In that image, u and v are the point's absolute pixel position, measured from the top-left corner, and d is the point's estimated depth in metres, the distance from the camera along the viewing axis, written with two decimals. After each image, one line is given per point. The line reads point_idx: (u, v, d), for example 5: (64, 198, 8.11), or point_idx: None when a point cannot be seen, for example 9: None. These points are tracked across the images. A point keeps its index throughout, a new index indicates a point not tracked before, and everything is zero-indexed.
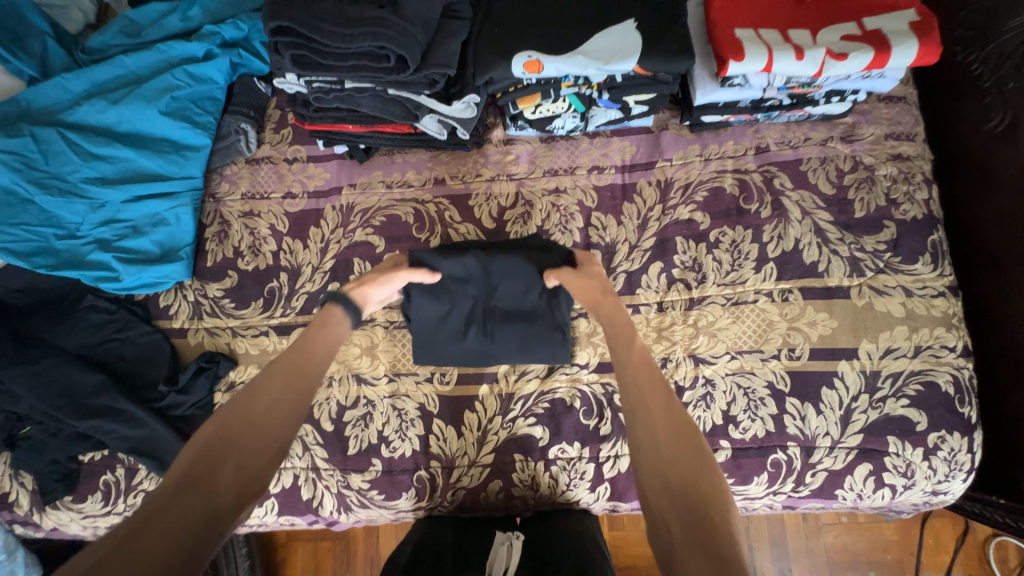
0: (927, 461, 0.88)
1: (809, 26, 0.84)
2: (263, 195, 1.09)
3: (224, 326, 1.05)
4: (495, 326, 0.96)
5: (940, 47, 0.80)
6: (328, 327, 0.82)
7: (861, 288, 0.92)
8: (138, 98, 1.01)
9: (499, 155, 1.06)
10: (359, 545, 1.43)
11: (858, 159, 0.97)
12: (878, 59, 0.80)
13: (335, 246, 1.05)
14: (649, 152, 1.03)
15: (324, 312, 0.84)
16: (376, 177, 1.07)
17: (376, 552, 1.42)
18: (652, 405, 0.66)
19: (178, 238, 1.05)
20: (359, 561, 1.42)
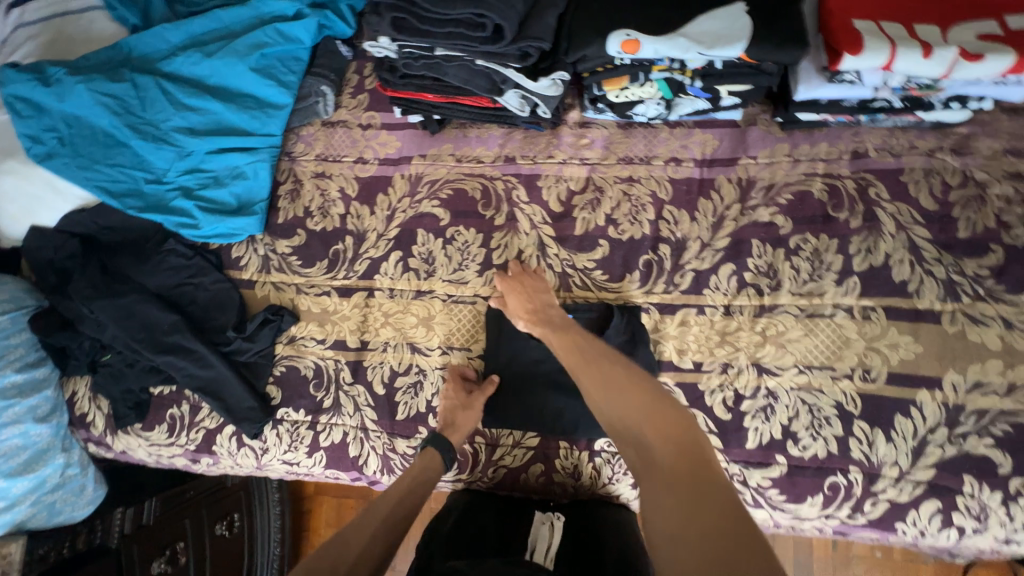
0: (1005, 508, 0.82)
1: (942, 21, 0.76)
2: (336, 158, 1.11)
3: (290, 283, 1.09)
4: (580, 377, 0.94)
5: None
6: (425, 471, 0.89)
7: (954, 314, 0.85)
8: (231, 52, 1.03)
9: (573, 138, 1.03)
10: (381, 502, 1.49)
11: (970, 175, 0.89)
12: (1018, 64, 0.72)
13: (401, 215, 1.07)
14: (732, 147, 0.98)
15: (422, 455, 0.90)
16: (446, 150, 1.07)
17: None
18: (588, 373, 0.78)
19: (254, 192, 1.09)
20: None
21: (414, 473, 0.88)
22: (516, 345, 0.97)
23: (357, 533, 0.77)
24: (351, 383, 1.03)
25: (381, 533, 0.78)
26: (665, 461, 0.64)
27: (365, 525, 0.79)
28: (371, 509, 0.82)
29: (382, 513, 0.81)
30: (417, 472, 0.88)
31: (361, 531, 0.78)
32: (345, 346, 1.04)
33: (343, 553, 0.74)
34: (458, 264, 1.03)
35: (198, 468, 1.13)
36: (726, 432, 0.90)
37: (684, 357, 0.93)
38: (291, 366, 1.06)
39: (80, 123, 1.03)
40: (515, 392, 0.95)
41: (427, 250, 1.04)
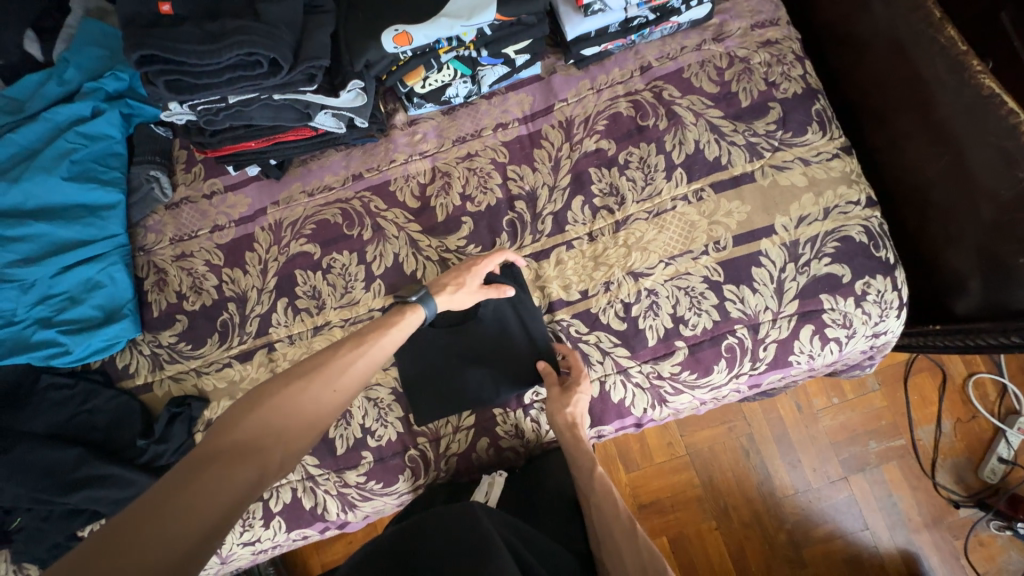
0: (861, 308, 0.95)
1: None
2: (190, 235, 1.10)
3: (187, 370, 1.06)
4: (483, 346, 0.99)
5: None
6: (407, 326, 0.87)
7: (763, 169, 0.98)
8: (37, 170, 1.00)
9: (407, 137, 1.08)
10: None
11: (733, 54, 1.03)
12: None
13: (274, 264, 1.06)
14: (545, 98, 1.07)
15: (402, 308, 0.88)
16: (296, 189, 1.09)
17: None
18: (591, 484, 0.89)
19: (118, 297, 1.05)
20: None
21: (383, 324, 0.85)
22: (420, 336, 1.00)
23: (275, 421, 0.72)
24: None
25: (304, 423, 0.74)
26: (614, 504, 0.85)
27: (288, 414, 0.73)
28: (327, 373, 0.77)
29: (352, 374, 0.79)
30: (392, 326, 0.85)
31: (280, 420, 0.72)
32: None
33: (292, 421, 0.73)
34: (344, 289, 1.04)
35: None
36: (629, 339, 0.97)
37: (570, 291, 1.00)
38: None
39: None
40: (433, 378, 0.99)
41: (311, 287, 1.05)
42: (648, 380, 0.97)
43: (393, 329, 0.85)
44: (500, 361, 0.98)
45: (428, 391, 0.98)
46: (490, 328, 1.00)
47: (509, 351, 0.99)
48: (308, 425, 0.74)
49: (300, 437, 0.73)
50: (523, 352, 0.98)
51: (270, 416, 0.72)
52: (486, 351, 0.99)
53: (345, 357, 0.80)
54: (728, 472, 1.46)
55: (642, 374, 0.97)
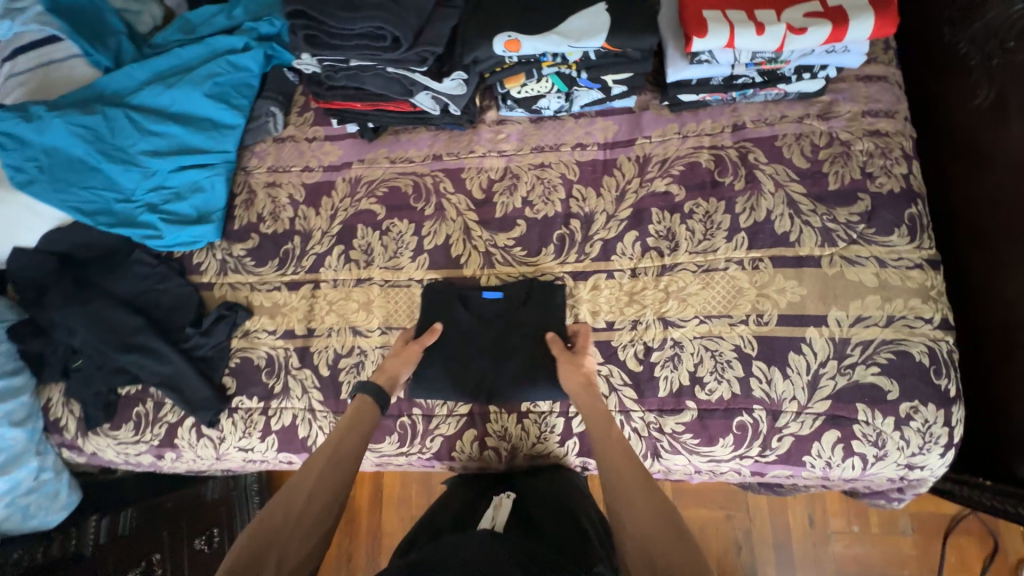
0: (899, 432, 0.88)
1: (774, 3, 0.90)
2: (285, 169, 1.23)
3: (244, 282, 1.18)
4: (512, 342, 1.01)
5: (894, 24, 0.86)
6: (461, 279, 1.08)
7: (832, 258, 0.94)
8: (188, 82, 1.18)
9: (491, 133, 1.15)
10: (361, 524, 1.47)
11: (834, 135, 0.99)
12: (836, 32, 0.86)
13: (343, 213, 1.17)
14: (630, 130, 1.09)
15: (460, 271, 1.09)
16: (381, 153, 1.19)
17: (379, 527, 1.46)
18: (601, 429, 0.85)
19: (212, 204, 1.21)
20: (361, 536, 1.46)
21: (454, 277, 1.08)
22: (450, 313, 1.05)
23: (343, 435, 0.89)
24: (299, 368, 1.10)
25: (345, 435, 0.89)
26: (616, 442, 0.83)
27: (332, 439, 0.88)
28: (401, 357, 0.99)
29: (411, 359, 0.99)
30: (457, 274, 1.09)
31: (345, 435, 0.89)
32: (293, 334, 1.12)
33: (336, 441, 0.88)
34: (394, 252, 1.12)
35: (164, 465, 1.17)
36: (640, 382, 0.96)
37: (597, 318, 1.01)
38: (245, 357, 1.13)
39: (54, 154, 1.14)
40: (451, 358, 1.03)
41: (367, 242, 1.15)
42: (647, 430, 0.96)
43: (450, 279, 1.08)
44: (523, 357, 1.00)
45: (442, 367, 1.02)
46: (517, 330, 1.02)
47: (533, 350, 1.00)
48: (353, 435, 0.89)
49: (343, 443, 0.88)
50: (541, 361, 0.99)
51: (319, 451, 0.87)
52: (505, 350, 1.01)
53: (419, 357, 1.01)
54: (714, 556, 1.36)
55: (643, 421, 0.96)
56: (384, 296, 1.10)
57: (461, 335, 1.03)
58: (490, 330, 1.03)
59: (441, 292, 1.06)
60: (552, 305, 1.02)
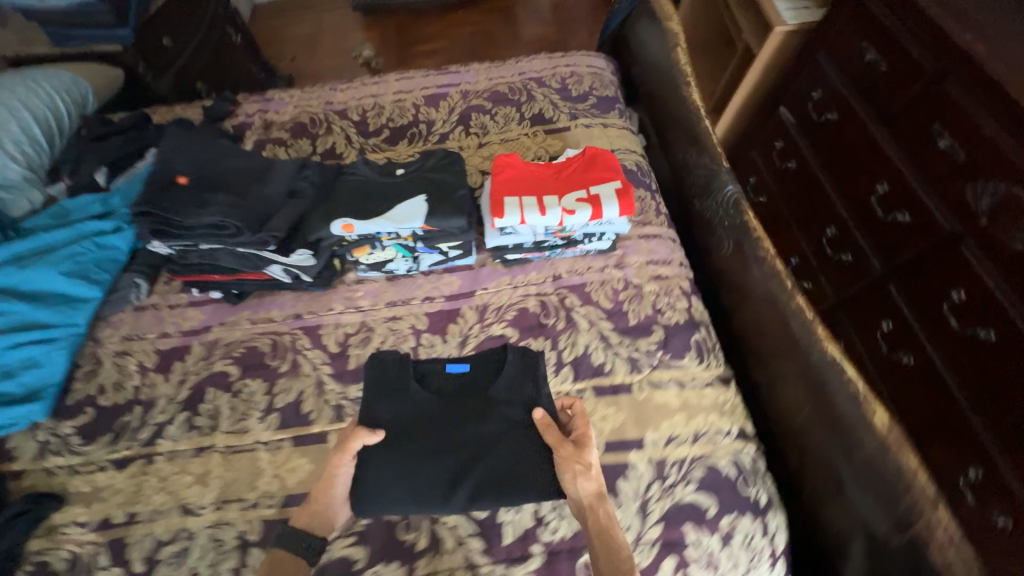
0: (727, 549, 0.92)
1: (554, 190, 1.19)
2: (140, 336, 1.24)
3: (64, 465, 1.07)
4: (479, 409, 0.98)
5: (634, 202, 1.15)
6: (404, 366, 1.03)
7: (641, 383, 1.07)
8: (44, 262, 1.21)
9: (349, 292, 1.27)
10: None
11: (629, 280, 1.23)
12: (596, 212, 1.13)
13: (193, 377, 1.17)
14: (471, 283, 1.26)
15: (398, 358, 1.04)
16: (243, 315, 1.25)
17: None
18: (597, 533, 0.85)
19: (46, 379, 1.13)
20: None
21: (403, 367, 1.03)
22: (400, 401, 0.99)
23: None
24: (107, 566, 0.95)
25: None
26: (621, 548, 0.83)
27: None
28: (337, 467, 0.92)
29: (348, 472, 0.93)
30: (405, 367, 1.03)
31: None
32: (109, 523, 0.99)
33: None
34: (242, 414, 1.11)
35: None
36: (487, 530, 0.95)
37: None
38: (41, 561, 0.96)
39: None
40: (412, 441, 0.96)
41: (215, 406, 1.12)
42: None
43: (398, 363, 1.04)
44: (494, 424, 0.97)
45: (407, 465, 0.93)
46: (487, 406, 0.98)
47: (496, 420, 0.97)
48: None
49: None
50: (524, 432, 0.96)
51: None
52: (463, 428, 0.96)
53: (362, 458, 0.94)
54: None
55: None
56: (225, 465, 1.05)
57: (419, 414, 0.98)
58: (449, 404, 0.99)
59: (392, 367, 1.02)
60: (527, 366, 1.03)
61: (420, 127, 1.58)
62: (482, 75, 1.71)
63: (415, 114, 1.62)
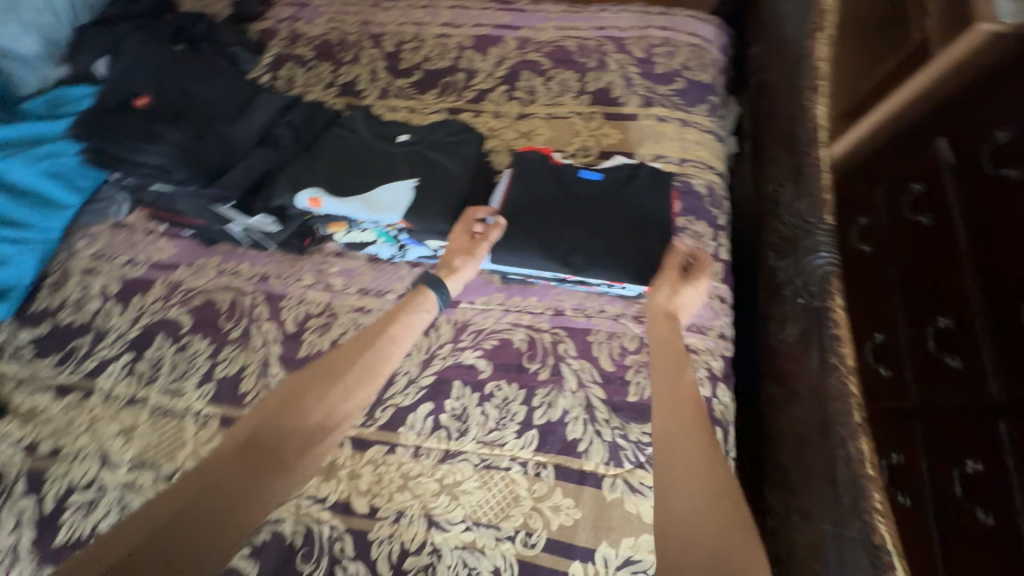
0: None
1: (587, 228, 0.90)
2: (110, 257, 1.17)
3: (14, 374, 1.06)
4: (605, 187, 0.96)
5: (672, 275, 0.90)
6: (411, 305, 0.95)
7: (615, 480, 0.86)
8: (24, 156, 1.14)
9: (323, 265, 1.11)
10: None
11: (645, 341, 0.97)
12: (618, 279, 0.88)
13: (147, 318, 1.09)
14: (458, 291, 1.06)
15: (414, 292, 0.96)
16: (212, 262, 1.14)
17: None
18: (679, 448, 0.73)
19: (14, 280, 1.11)
20: None
21: (395, 316, 0.95)
22: (537, 182, 0.96)
23: (270, 420, 0.84)
24: (24, 493, 0.94)
25: (207, 479, 0.77)
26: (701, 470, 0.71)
27: (206, 490, 0.76)
28: (330, 365, 0.90)
29: (325, 386, 0.87)
30: (395, 321, 0.94)
31: (278, 419, 0.84)
32: (37, 449, 0.98)
33: (206, 493, 0.76)
34: (181, 374, 1.03)
35: None
36: None
37: (361, 500, 0.89)
38: None
39: None
40: (531, 218, 0.91)
41: (159, 356, 1.05)
42: None
43: (407, 313, 0.95)
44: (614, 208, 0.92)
45: (530, 221, 0.91)
46: (615, 226, 0.91)
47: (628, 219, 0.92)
48: (211, 496, 0.75)
49: (205, 487, 0.76)
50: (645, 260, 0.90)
51: (190, 486, 0.77)
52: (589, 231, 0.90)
53: (322, 370, 0.90)
54: None
55: None
56: (151, 425, 0.98)
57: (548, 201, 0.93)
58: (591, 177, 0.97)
59: (528, 177, 0.96)
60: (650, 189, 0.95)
61: (458, 76, 1.29)
62: (552, 21, 1.35)
63: (457, 58, 1.32)
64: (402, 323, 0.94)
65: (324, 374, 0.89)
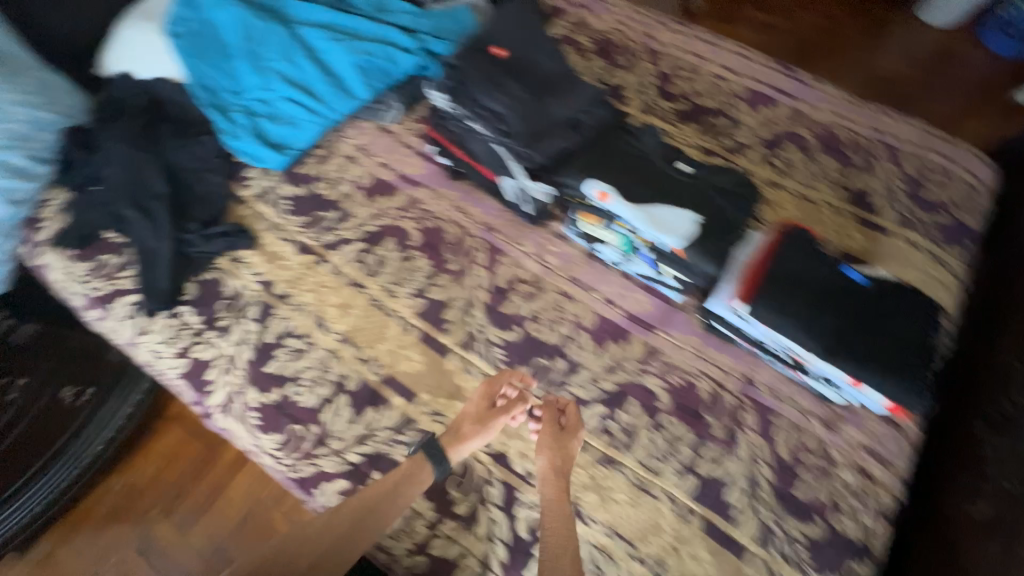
0: None
1: (850, 323, 0.91)
2: (370, 153, 1.31)
3: (269, 217, 1.23)
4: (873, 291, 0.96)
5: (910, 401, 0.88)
6: (410, 480, 0.89)
7: (757, 560, 0.89)
8: (348, 46, 1.29)
9: (546, 240, 1.18)
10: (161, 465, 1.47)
11: (827, 448, 0.97)
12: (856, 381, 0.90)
13: (385, 219, 1.22)
14: (658, 318, 1.10)
15: (410, 463, 0.91)
16: (451, 194, 1.25)
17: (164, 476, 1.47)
18: None
19: (294, 140, 1.29)
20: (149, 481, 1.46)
21: (407, 481, 0.89)
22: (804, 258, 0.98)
23: (286, 540, 0.85)
24: (252, 319, 1.10)
25: None
26: None
27: None
28: (329, 519, 0.87)
29: (332, 529, 0.85)
30: (411, 484, 0.89)
31: (276, 553, 0.84)
32: (271, 287, 1.14)
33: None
34: (400, 279, 1.14)
35: (85, 315, 1.19)
36: (518, 549, 0.91)
37: (519, 461, 0.98)
38: (219, 278, 1.15)
39: (218, 30, 1.30)
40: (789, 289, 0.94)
41: (385, 256, 1.18)
42: None
43: (406, 486, 0.89)
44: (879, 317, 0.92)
45: (790, 290, 0.94)
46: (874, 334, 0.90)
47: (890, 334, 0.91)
48: None
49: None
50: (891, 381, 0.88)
51: None
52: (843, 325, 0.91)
53: (335, 524, 0.86)
54: None
55: None
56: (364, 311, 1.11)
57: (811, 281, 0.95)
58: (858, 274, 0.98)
59: (797, 249, 0.98)
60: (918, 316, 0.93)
61: (721, 121, 1.32)
62: (830, 104, 1.35)
63: (725, 103, 1.36)
64: (403, 497, 0.88)
65: (309, 541, 0.85)
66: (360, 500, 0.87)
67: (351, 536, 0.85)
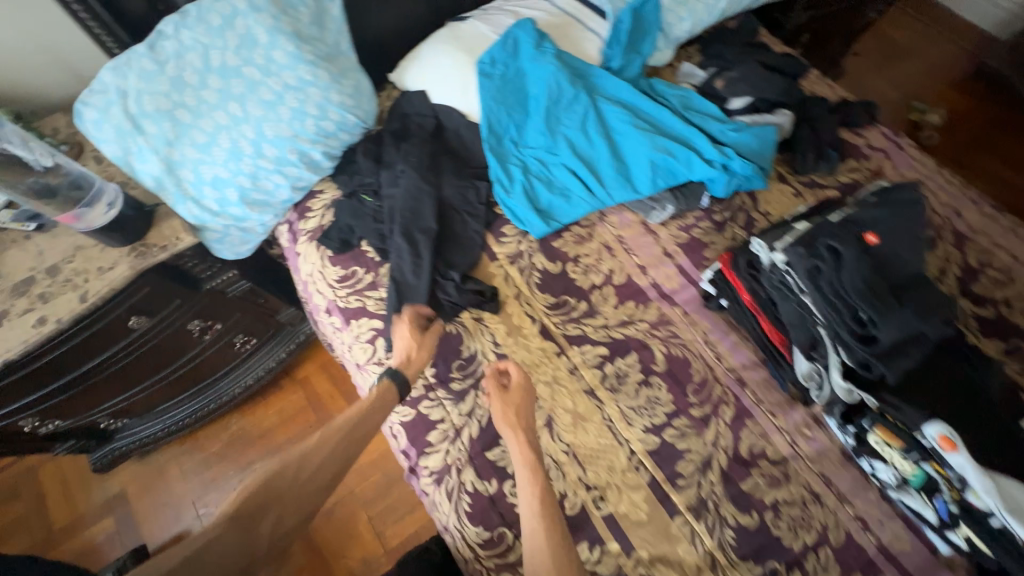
0: None
1: None
2: (628, 249, 1.25)
3: (517, 285, 1.20)
4: None
5: None
6: (381, 400, 0.96)
7: None
8: (649, 138, 1.22)
9: (802, 421, 1.07)
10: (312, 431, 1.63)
11: None
12: None
13: (633, 330, 1.16)
14: (918, 565, 0.94)
15: (382, 386, 0.97)
16: (705, 327, 1.17)
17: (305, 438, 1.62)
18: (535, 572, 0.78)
19: (559, 213, 1.24)
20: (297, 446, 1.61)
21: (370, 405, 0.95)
22: None
23: (300, 459, 0.84)
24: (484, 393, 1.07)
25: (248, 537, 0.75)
26: None
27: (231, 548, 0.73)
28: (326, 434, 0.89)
29: (336, 439, 0.89)
30: (374, 410, 0.94)
31: (298, 466, 0.84)
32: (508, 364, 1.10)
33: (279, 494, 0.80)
34: (638, 406, 1.07)
35: (323, 316, 1.23)
36: None
37: None
38: (460, 335, 1.13)
39: (526, 81, 1.29)
40: None
41: (627, 372, 1.11)
42: None
43: (375, 405, 0.95)
44: None
45: None
46: None
47: None
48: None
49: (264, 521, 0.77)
50: None
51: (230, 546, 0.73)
52: None
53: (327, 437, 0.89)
54: None
55: None
56: (595, 428, 1.05)
57: None
58: None
59: None
60: None
61: None
62: None
63: None
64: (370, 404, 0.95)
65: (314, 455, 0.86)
66: (358, 413, 0.93)
67: (351, 443, 0.89)
